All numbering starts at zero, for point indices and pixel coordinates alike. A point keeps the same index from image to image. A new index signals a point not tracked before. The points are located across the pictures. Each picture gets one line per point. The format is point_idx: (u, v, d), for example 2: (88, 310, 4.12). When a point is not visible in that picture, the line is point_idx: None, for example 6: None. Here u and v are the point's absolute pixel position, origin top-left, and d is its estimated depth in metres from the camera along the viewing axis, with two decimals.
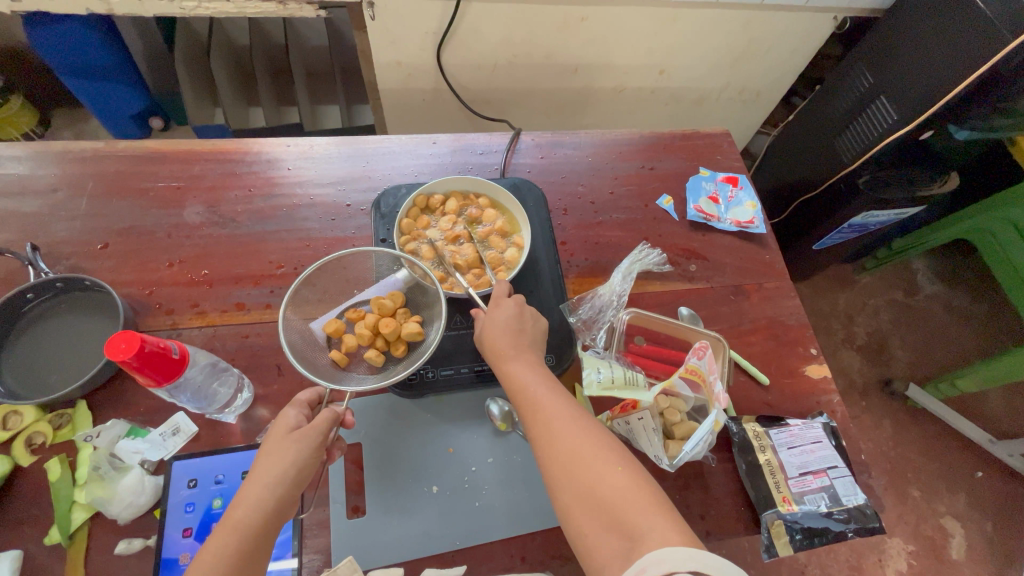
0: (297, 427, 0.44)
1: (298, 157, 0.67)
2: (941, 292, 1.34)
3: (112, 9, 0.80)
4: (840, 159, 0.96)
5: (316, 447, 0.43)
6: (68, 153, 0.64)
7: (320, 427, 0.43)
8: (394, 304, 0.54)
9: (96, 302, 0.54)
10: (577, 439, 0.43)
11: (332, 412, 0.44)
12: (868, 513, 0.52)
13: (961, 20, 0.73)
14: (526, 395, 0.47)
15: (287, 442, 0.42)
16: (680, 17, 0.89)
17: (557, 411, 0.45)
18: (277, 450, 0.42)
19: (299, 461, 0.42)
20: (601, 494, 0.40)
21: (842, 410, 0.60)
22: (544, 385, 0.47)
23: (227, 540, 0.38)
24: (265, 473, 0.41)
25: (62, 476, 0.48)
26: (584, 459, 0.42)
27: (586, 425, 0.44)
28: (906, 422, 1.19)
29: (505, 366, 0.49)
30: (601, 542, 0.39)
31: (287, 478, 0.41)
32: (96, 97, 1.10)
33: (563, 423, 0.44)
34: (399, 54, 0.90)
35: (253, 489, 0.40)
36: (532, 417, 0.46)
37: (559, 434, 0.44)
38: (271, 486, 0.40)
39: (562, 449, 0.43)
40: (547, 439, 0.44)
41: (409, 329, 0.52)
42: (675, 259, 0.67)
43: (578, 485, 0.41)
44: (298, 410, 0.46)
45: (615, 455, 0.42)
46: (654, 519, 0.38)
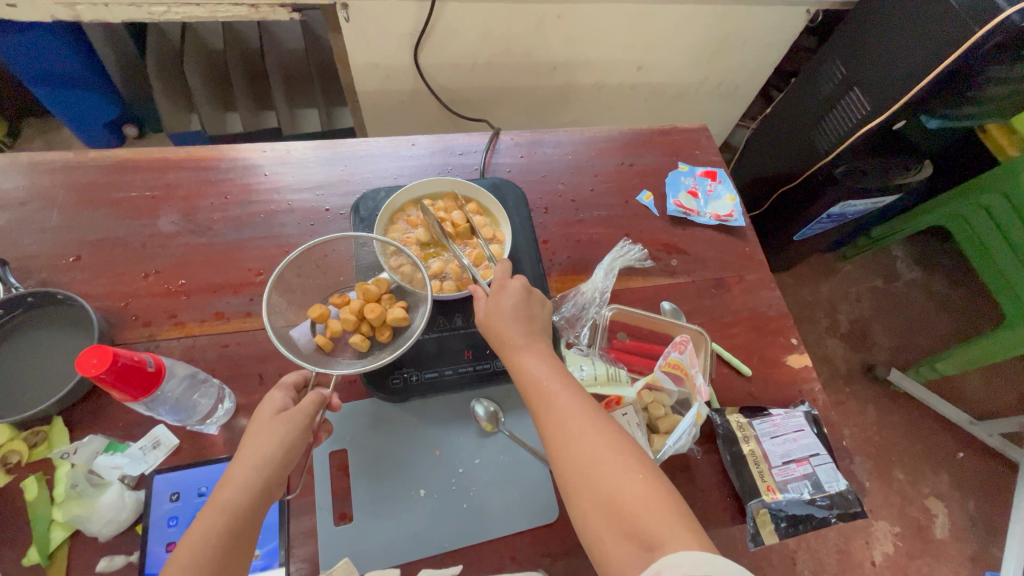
0: (284, 409, 0.44)
1: (274, 162, 0.66)
2: (920, 278, 1.37)
3: (78, 15, 0.78)
4: (818, 150, 0.97)
5: (303, 428, 0.43)
6: (37, 164, 0.62)
7: (307, 410, 0.44)
8: (379, 288, 0.54)
9: (70, 316, 0.53)
10: (596, 443, 0.42)
11: (318, 396, 0.45)
12: (850, 499, 0.53)
13: (928, 11, 0.74)
14: (541, 395, 0.46)
15: (274, 423, 0.43)
16: (656, 13, 0.90)
17: (573, 412, 0.44)
18: (264, 431, 0.42)
19: (286, 442, 0.42)
20: (621, 502, 0.39)
21: (823, 398, 0.61)
22: (557, 381, 0.46)
23: (216, 516, 0.38)
24: (253, 454, 0.41)
25: (39, 495, 0.47)
26: (603, 465, 0.41)
27: (605, 428, 0.43)
28: (889, 406, 1.21)
29: (516, 357, 0.49)
30: (619, 550, 0.38)
31: (273, 460, 0.41)
32: (67, 106, 1.08)
33: (580, 425, 0.43)
34: (376, 56, 0.89)
35: (240, 470, 0.40)
36: (547, 418, 0.45)
37: (576, 437, 0.43)
38: (257, 468, 0.41)
39: (580, 453, 0.42)
40: (563, 442, 0.43)
41: (394, 313, 0.52)
42: (656, 254, 0.68)
43: (596, 491, 0.40)
44: (285, 393, 0.46)
45: (635, 461, 0.41)
46: (674, 529, 0.37)
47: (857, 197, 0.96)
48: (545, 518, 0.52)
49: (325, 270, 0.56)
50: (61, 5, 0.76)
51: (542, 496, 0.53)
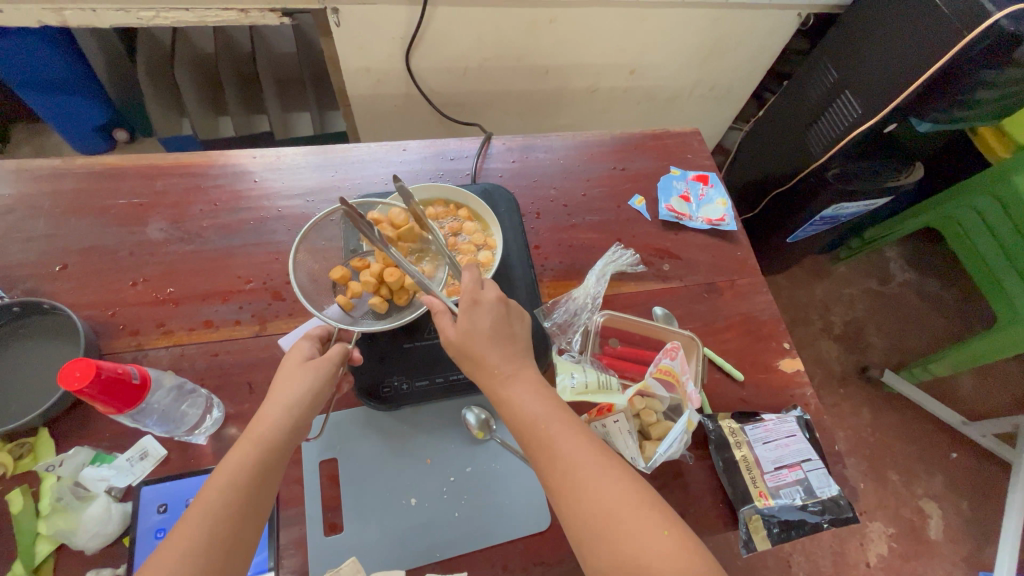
0: (311, 357, 0.46)
1: (265, 168, 0.66)
2: (913, 279, 1.37)
3: (66, 20, 0.78)
4: (810, 153, 0.97)
5: (329, 375, 0.45)
6: (24, 171, 0.62)
7: (334, 358, 0.46)
8: (395, 253, 0.53)
9: (56, 326, 0.52)
10: (611, 495, 0.40)
11: (342, 348, 0.47)
12: (843, 504, 0.53)
13: (917, 15, 0.75)
14: (545, 441, 0.43)
15: (304, 368, 0.45)
16: (648, 17, 0.90)
17: (583, 460, 0.42)
18: (292, 376, 0.44)
19: (314, 386, 0.44)
20: (643, 560, 0.38)
21: (815, 403, 0.61)
22: (559, 423, 0.44)
23: (249, 451, 0.40)
24: (281, 395, 0.43)
25: (25, 508, 0.46)
26: (621, 520, 0.39)
27: (617, 475, 0.41)
28: (883, 407, 1.21)
29: (505, 392, 0.46)
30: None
31: (303, 403, 0.43)
32: (57, 111, 1.07)
33: (592, 476, 0.41)
34: (368, 60, 0.89)
35: (271, 408, 0.42)
36: (553, 467, 0.42)
37: (589, 489, 0.41)
38: (286, 408, 0.42)
39: (593, 507, 0.40)
40: (574, 496, 0.41)
41: (410, 280, 0.53)
42: (649, 259, 0.68)
43: (616, 547, 0.38)
44: (312, 343, 0.48)
45: (652, 512, 0.40)
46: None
47: (846, 201, 0.97)
48: (537, 525, 0.51)
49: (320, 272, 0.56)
50: (48, 10, 0.75)
51: (534, 503, 0.52)
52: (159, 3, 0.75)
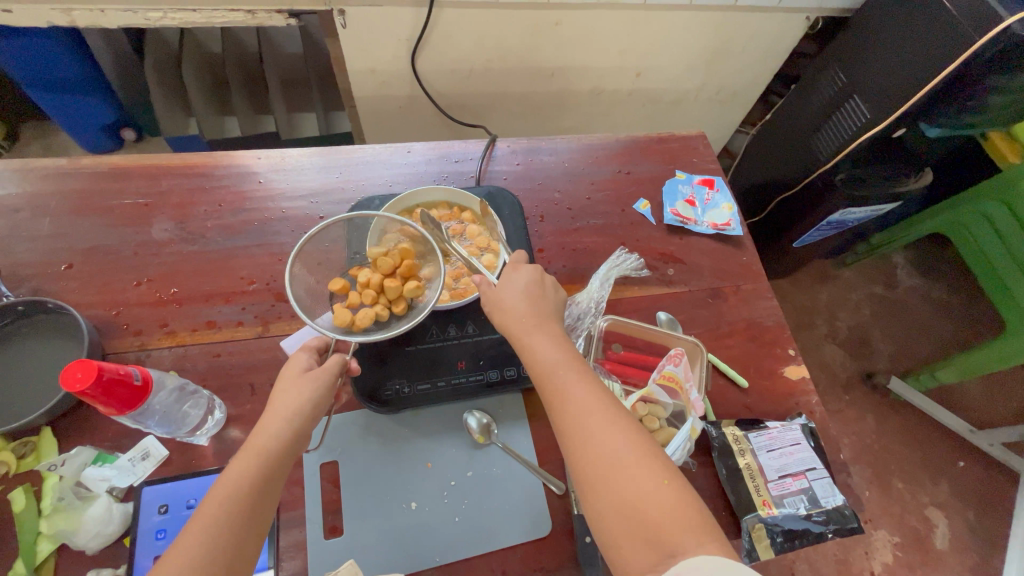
0: (309, 369, 0.45)
1: (270, 169, 0.66)
2: (920, 285, 1.36)
3: (74, 21, 0.78)
4: (817, 158, 0.97)
5: (328, 385, 0.44)
6: (30, 171, 0.62)
7: (331, 369, 0.45)
8: (393, 260, 0.53)
9: (61, 325, 0.53)
10: (618, 442, 0.40)
11: (341, 358, 0.46)
12: (848, 514, 0.52)
13: (927, 19, 0.74)
14: (557, 388, 0.43)
15: (303, 379, 0.44)
16: (653, 20, 0.90)
17: (593, 406, 0.42)
18: (293, 386, 0.43)
19: (313, 399, 0.43)
20: (643, 508, 0.37)
21: (820, 410, 0.60)
22: (575, 373, 0.44)
23: (250, 462, 0.39)
24: (282, 406, 0.42)
25: (26, 507, 0.46)
26: (625, 466, 0.39)
27: (626, 427, 0.41)
28: (889, 414, 1.20)
29: (525, 340, 0.47)
30: (637, 556, 0.36)
31: (303, 412, 0.42)
32: (65, 110, 1.08)
33: (601, 422, 0.41)
34: (373, 62, 0.89)
35: (271, 420, 0.41)
36: (563, 410, 0.42)
37: (595, 434, 0.41)
38: (288, 419, 0.41)
39: (600, 453, 0.40)
40: (581, 440, 0.41)
41: (409, 285, 0.52)
42: (653, 264, 0.67)
43: (617, 493, 0.38)
44: (309, 353, 0.47)
45: (658, 464, 0.39)
46: (698, 538, 0.36)
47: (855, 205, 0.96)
48: (537, 532, 0.51)
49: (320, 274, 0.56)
50: (57, 10, 0.76)
51: (535, 509, 0.52)
52: (166, 4, 0.76)
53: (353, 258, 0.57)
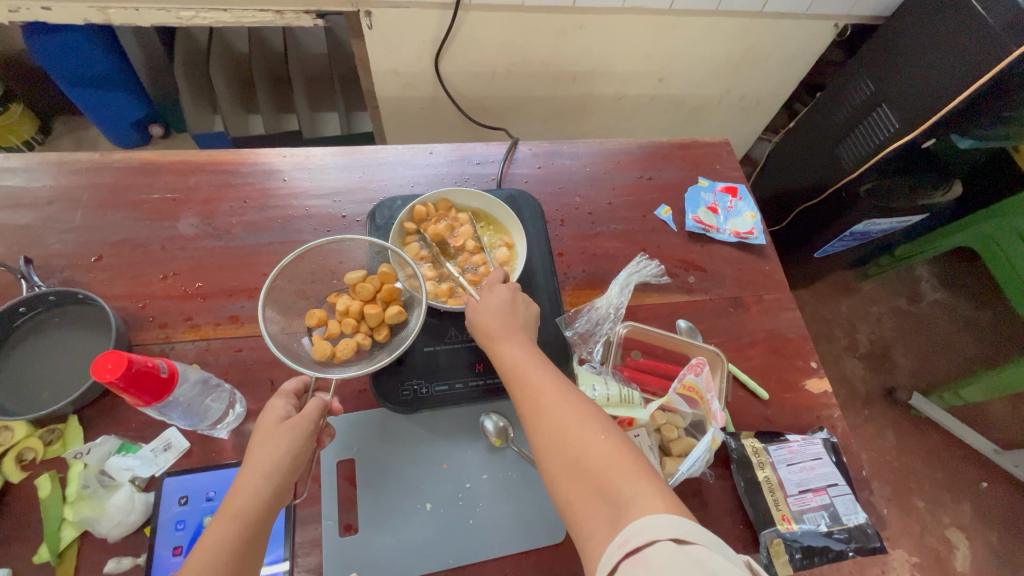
0: (287, 417, 0.44)
1: (294, 167, 0.67)
2: (945, 299, 1.33)
3: (109, 19, 0.80)
4: (842, 167, 0.95)
5: (307, 435, 0.43)
6: (64, 164, 0.64)
7: (310, 417, 0.43)
8: (372, 286, 0.53)
9: (89, 316, 0.54)
10: (564, 409, 0.42)
11: (321, 401, 0.45)
12: (870, 533, 0.52)
13: (961, 29, 0.72)
14: (514, 371, 0.46)
15: (279, 431, 0.42)
16: (679, 25, 0.89)
17: (543, 383, 0.45)
18: (271, 439, 0.42)
19: (293, 449, 0.42)
20: (588, 463, 0.39)
21: (842, 425, 0.59)
22: (533, 361, 0.47)
23: (226, 526, 0.38)
24: (260, 461, 0.41)
25: (52, 493, 0.47)
26: (570, 427, 0.41)
27: (572, 396, 0.44)
28: (909, 431, 1.17)
29: (497, 347, 0.49)
30: (589, 510, 0.37)
31: (280, 469, 0.41)
32: (96, 105, 1.10)
33: (549, 394, 0.44)
34: (397, 63, 0.90)
35: (249, 478, 0.40)
36: (519, 390, 0.45)
37: (545, 404, 0.43)
38: (265, 477, 0.40)
39: (548, 420, 0.42)
40: (534, 412, 0.43)
41: (390, 312, 0.52)
42: (673, 271, 0.67)
43: (565, 454, 0.40)
44: (286, 400, 0.45)
45: (601, 424, 0.41)
46: (639, 484, 0.37)
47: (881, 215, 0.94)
48: (552, 538, 0.51)
49: (338, 278, 0.57)
50: (94, 9, 0.78)
51: (549, 515, 0.52)
52: (199, 4, 0.77)
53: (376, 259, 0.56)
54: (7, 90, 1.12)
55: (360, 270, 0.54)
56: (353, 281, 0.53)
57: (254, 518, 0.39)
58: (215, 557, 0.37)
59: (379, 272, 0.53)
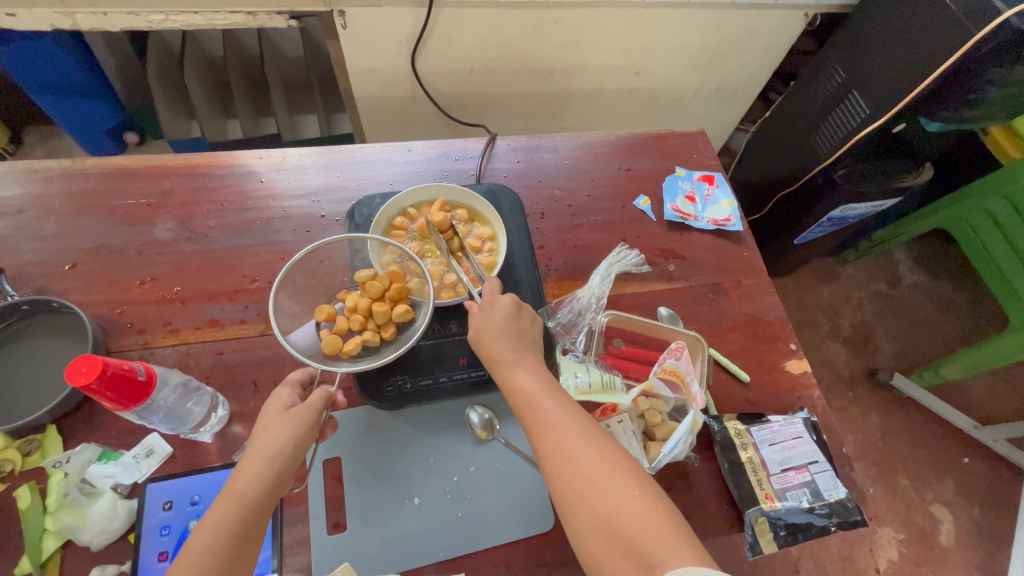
0: (291, 405, 0.45)
1: (271, 169, 0.67)
2: (922, 281, 1.36)
3: (77, 25, 0.79)
4: (817, 154, 0.97)
5: (311, 424, 0.44)
6: (34, 172, 0.63)
7: (314, 406, 0.44)
8: (382, 284, 0.53)
9: (65, 324, 0.53)
10: (591, 460, 0.41)
11: (325, 392, 0.46)
12: (850, 507, 0.52)
13: (927, 14, 0.74)
14: (533, 412, 0.45)
15: (283, 420, 0.43)
16: (653, 18, 0.90)
17: (565, 428, 0.43)
18: (274, 427, 0.42)
19: (296, 437, 0.42)
20: (618, 522, 0.38)
21: (822, 404, 0.60)
22: (548, 394, 0.46)
23: (231, 508, 0.39)
24: (264, 447, 0.41)
25: (32, 504, 0.47)
26: (598, 480, 0.40)
27: (598, 442, 0.42)
28: (892, 411, 1.20)
29: (507, 373, 0.48)
30: (618, 570, 0.37)
31: (284, 454, 0.41)
32: (68, 114, 1.08)
33: (574, 442, 0.42)
34: (373, 62, 0.89)
35: (250, 463, 0.40)
36: (540, 433, 0.44)
37: (571, 453, 0.42)
38: (268, 462, 0.41)
39: (575, 470, 0.41)
40: (558, 460, 0.42)
41: (399, 310, 0.52)
42: (653, 260, 0.68)
43: (594, 511, 0.39)
44: (292, 390, 0.46)
45: (630, 475, 0.40)
46: (673, 545, 0.37)
47: (855, 201, 0.95)
48: (540, 527, 0.51)
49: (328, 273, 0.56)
50: (61, 14, 0.77)
51: (537, 504, 0.52)
52: (169, 7, 0.76)
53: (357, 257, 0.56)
54: None
55: (370, 269, 0.54)
56: (363, 279, 0.53)
57: (247, 510, 0.39)
58: (208, 558, 0.37)
59: (388, 271, 0.53)
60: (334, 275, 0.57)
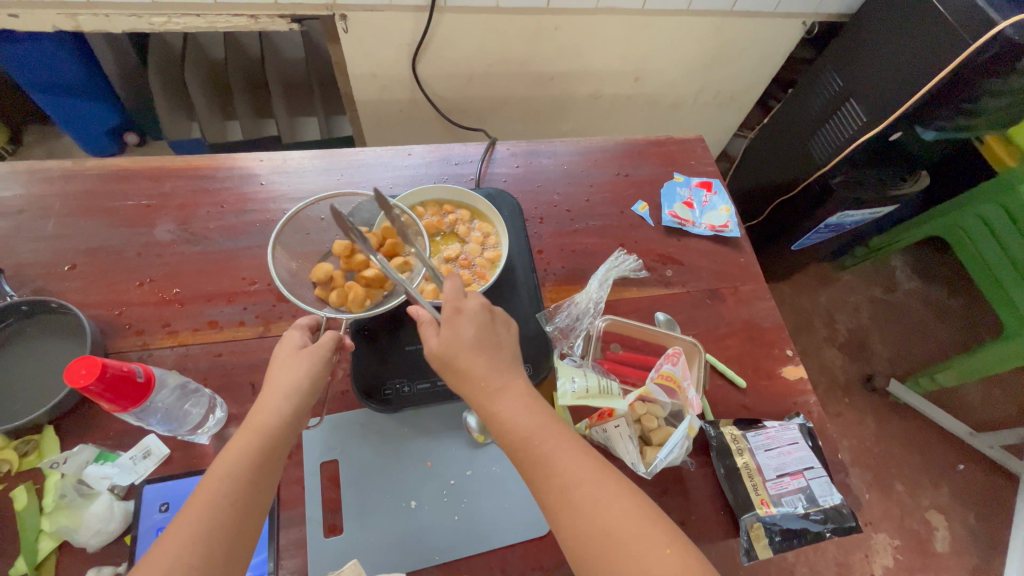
0: (303, 346, 0.47)
1: (272, 171, 0.67)
2: (918, 287, 1.37)
3: (79, 26, 0.79)
4: (815, 161, 0.97)
5: (324, 362, 0.46)
6: (35, 172, 0.63)
7: (325, 346, 0.46)
8: (374, 239, 0.55)
9: (64, 324, 0.53)
10: (612, 513, 0.40)
11: (334, 334, 0.47)
12: (845, 513, 0.52)
13: (925, 24, 0.75)
14: (537, 461, 0.42)
15: (299, 358, 0.45)
16: (653, 24, 0.91)
17: (575, 478, 0.41)
18: (289, 365, 0.45)
19: (312, 373, 0.45)
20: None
21: (818, 411, 0.61)
22: (552, 439, 0.43)
23: (254, 438, 0.41)
24: (282, 383, 0.43)
25: (28, 505, 0.47)
26: (622, 537, 0.39)
27: (611, 491, 0.41)
28: (888, 417, 1.20)
29: (496, 407, 0.44)
30: None
31: (301, 390, 0.44)
32: (68, 113, 1.08)
33: (587, 493, 0.41)
34: (374, 66, 0.90)
35: (271, 397, 0.43)
36: (551, 487, 0.42)
37: (589, 510, 0.40)
38: (288, 397, 0.43)
39: (597, 529, 0.39)
40: (576, 517, 0.40)
41: (396, 262, 0.55)
42: (651, 265, 0.68)
43: (621, 573, 0.38)
44: (302, 333, 0.48)
45: (649, 525, 0.40)
46: None
47: (853, 208, 0.97)
48: (536, 532, 0.51)
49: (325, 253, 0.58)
50: (64, 15, 0.77)
51: (534, 508, 0.52)
52: (170, 10, 0.76)
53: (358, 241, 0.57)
54: None
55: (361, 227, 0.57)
56: (356, 234, 0.56)
57: (269, 441, 0.41)
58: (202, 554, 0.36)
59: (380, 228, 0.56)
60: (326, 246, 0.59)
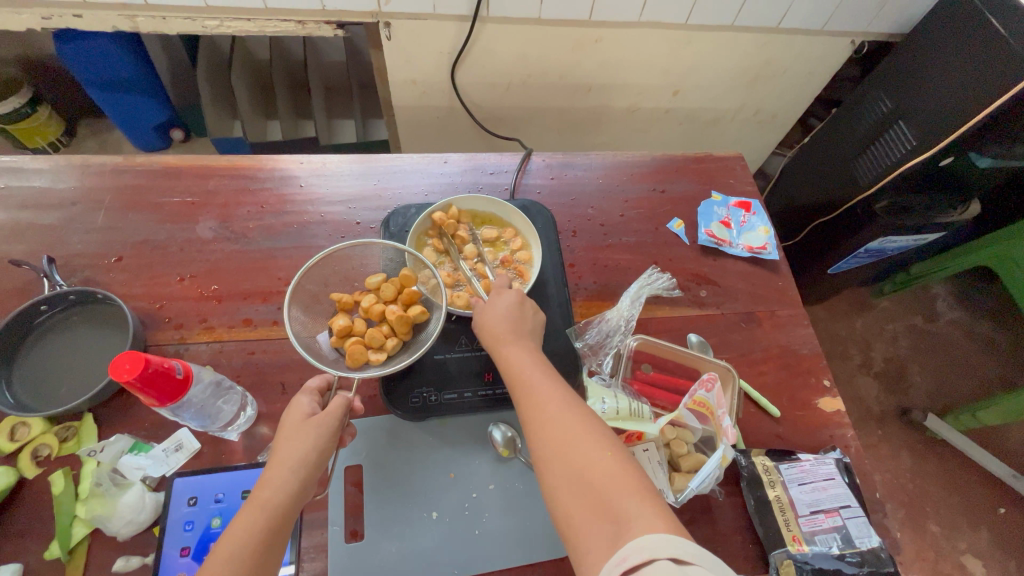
0: (312, 414, 0.44)
1: (311, 174, 0.68)
2: (961, 318, 1.31)
3: (137, 27, 0.82)
4: (859, 183, 0.94)
5: (333, 431, 0.43)
6: (89, 166, 0.65)
7: (335, 414, 0.44)
8: (394, 288, 0.54)
9: (107, 315, 0.55)
10: (571, 423, 0.42)
11: (345, 399, 0.45)
12: (884, 558, 0.50)
13: (978, 48, 0.72)
14: (522, 381, 0.46)
15: (307, 427, 0.42)
16: (696, 39, 0.90)
17: (550, 395, 0.44)
18: (296, 435, 0.42)
19: (320, 444, 0.42)
20: (590, 479, 0.38)
21: (856, 445, 0.58)
22: (540, 371, 0.47)
23: (254, 517, 0.38)
24: (289, 455, 0.41)
25: (65, 490, 0.48)
26: (575, 440, 0.41)
27: (581, 411, 0.43)
28: (924, 453, 1.15)
29: (503, 351, 0.49)
30: (588, 527, 0.37)
31: (308, 463, 0.41)
32: (119, 108, 1.13)
33: (555, 407, 0.43)
34: (414, 72, 0.91)
35: (275, 472, 0.40)
36: (526, 402, 0.45)
37: (552, 419, 0.42)
38: (295, 469, 0.41)
39: (555, 435, 0.42)
40: (540, 425, 0.43)
41: (413, 311, 0.52)
42: (685, 284, 0.67)
43: (568, 469, 0.39)
44: (311, 397, 0.45)
45: (604, 439, 0.41)
46: (641, 504, 0.36)
47: (895, 234, 0.93)
48: (558, 552, 0.50)
49: (356, 283, 0.56)
50: (123, 17, 0.80)
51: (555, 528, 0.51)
52: (223, 13, 0.79)
53: (392, 265, 0.56)
54: (36, 94, 1.15)
55: (381, 274, 0.56)
56: (375, 284, 0.54)
57: (273, 519, 0.39)
58: (239, 550, 0.37)
59: (400, 275, 0.54)
60: (360, 277, 0.57)
